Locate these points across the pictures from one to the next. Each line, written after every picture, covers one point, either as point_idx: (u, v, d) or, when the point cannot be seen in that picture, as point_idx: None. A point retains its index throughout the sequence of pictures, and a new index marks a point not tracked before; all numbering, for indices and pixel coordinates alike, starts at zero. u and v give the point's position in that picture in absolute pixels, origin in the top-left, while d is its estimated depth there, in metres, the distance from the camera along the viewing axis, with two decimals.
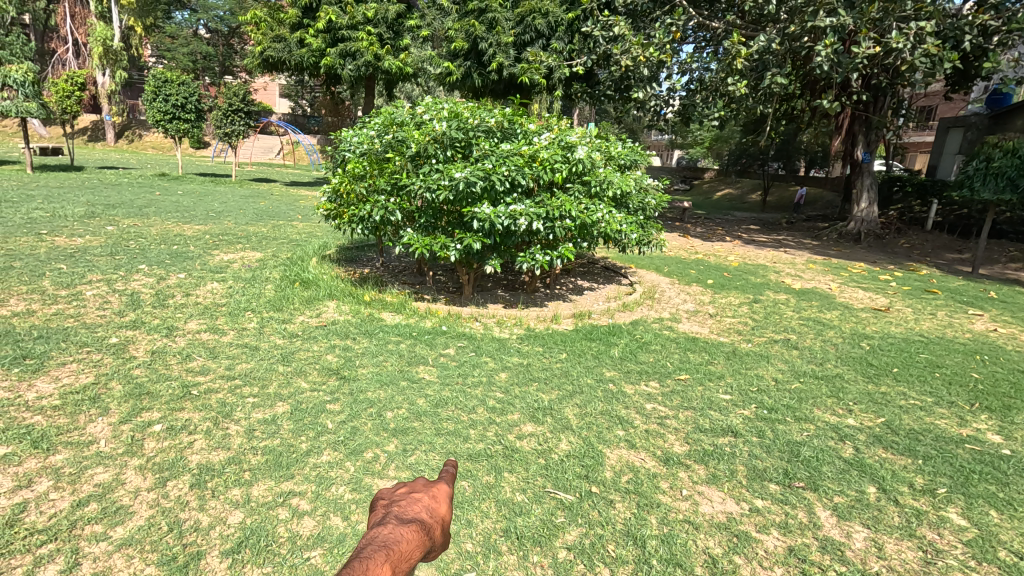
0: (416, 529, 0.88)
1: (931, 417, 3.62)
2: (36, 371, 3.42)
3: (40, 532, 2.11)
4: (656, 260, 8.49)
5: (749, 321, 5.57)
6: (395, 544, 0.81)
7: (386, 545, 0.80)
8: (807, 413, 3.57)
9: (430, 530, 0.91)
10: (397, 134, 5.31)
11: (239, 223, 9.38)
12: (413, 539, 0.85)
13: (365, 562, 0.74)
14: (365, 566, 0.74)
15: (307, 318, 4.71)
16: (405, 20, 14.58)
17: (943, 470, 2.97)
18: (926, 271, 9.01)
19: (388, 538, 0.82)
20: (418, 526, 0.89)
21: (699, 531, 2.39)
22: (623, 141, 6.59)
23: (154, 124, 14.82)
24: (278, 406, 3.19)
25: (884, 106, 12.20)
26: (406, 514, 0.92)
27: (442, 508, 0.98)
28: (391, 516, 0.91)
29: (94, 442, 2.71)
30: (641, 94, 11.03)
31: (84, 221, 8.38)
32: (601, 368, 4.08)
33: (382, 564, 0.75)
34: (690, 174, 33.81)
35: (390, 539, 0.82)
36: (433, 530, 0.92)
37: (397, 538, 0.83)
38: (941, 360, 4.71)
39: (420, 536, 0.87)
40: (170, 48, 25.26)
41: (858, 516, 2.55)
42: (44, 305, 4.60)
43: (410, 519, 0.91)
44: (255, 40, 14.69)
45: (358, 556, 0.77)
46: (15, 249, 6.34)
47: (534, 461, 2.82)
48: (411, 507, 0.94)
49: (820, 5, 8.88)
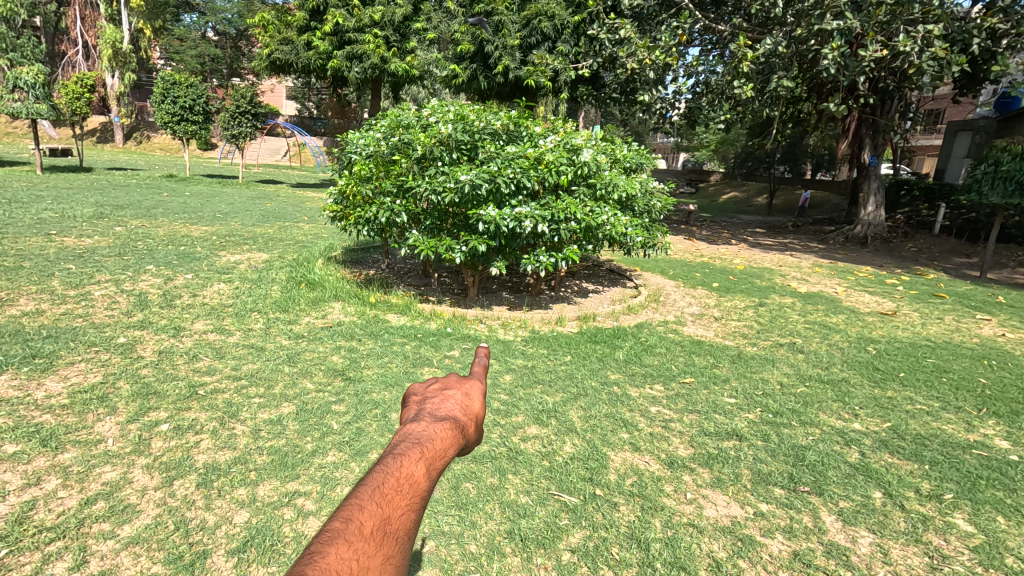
0: (451, 426, 0.86)
1: (938, 423, 3.60)
2: (45, 370, 3.45)
3: (48, 529, 2.13)
4: (661, 263, 8.48)
5: (755, 325, 5.55)
6: (435, 437, 0.82)
7: (424, 438, 0.81)
8: (812, 418, 3.56)
9: (463, 427, 0.90)
10: (403, 137, 5.33)
11: (246, 223, 9.45)
12: (449, 437, 0.84)
13: (399, 458, 0.75)
14: (396, 462, 0.75)
15: (312, 320, 4.73)
16: (411, 23, 14.64)
17: (950, 476, 2.95)
18: (934, 275, 8.95)
19: (428, 431, 0.83)
20: (454, 421, 0.89)
21: (703, 535, 2.39)
22: (629, 144, 6.59)
23: (163, 126, 14.94)
24: (284, 407, 3.21)
25: (891, 110, 12.14)
26: (443, 405, 0.93)
27: (474, 404, 0.97)
28: (429, 409, 0.91)
29: (102, 441, 2.73)
30: (647, 96, 11.02)
31: (92, 221, 8.45)
32: (606, 371, 4.08)
33: (416, 462, 0.75)
34: (696, 176, 33.75)
35: (429, 433, 0.83)
36: (468, 425, 0.92)
37: (432, 435, 0.82)
38: (948, 365, 4.68)
39: (455, 434, 0.86)
40: (179, 50, 25.44)
41: (864, 521, 2.54)
42: (53, 305, 4.64)
43: (447, 412, 0.91)
44: (263, 42, 14.79)
45: (394, 448, 0.78)
46: (25, 249, 6.41)
47: (538, 463, 2.83)
48: (446, 400, 0.95)
49: (828, 8, 8.84)
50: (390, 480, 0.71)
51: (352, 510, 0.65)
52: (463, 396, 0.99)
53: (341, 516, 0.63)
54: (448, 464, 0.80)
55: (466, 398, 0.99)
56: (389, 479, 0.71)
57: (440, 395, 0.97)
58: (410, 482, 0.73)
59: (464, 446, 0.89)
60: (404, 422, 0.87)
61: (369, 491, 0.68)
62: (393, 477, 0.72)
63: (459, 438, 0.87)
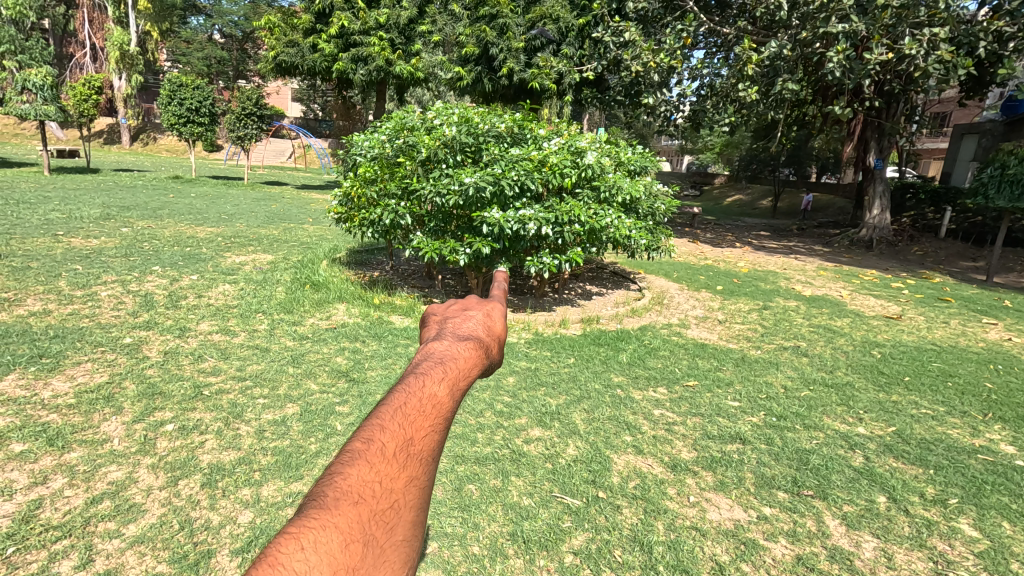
0: (476, 345, 0.83)
1: (943, 427, 3.59)
2: (52, 369, 3.48)
3: (55, 528, 2.14)
4: (665, 266, 8.48)
5: (759, 328, 5.54)
6: (459, 355, 0.79)
7: (448, 356, 0.78)
8: (816, 421, 3.55)
9: (488, 344, 0.86)
10: (407, 139, 5.35)
11: (251, 225, 9.50)
12: (474, 355, 0.80)
13: (420, 375, 0.72)
14: (418, 380, 0.71)
15: (317, 321, 4.75)
16: (416, 25, 14.71)
17: (955, 480, 2.93)
18: (939, 279, 8.91)
19: (451, 348, 0.80)
20: (478, 340, 0.85)
21: (706, 539, 2.38)
22: (633, 147, 6.59)
23: (169, 128, 15.03)
24: (288, 407, 3.23)
25: (896, 112, 12.10)
26: (464, 326, 0.90)
27: (497, 324, 0.94)
28: (449, 329, 0.88)
29: (108, 440, 2.75)
30: (651, 99, 11.02)
31: (99, 222, 8.51)
32: (609, 373, 4.08)
33: (439, 381, 0.71)
34: (700, 179, 33.72)
35: (453, 351, 0.79)
36: (492, 344, 0.89)
37: (457, 352, 0.79)
38: (954, 369, 4.66)
39: (480, 352, 0.82)
40: (186, 53, 25.61)
41: (868, 526, 2.53)
42: (61, 305, 4.68)
43: (468, 331, 0.88)
44: (269, 45, 14.88)
45: (416, 366, 0.75)
46: (33, 249, 6.47)
47: (541, 465, 2.83)
48: (466, 321, 0.92)
49: (833, 11, 8.83)
50: (412, 398, 0.68)
51: (371, 432, 0.61)
52: (483, 317, 0.96)
53: (360, 436, 0.62)
54: (474, 378, 0.76)
55: (487, 320, 0.96)
56: (411, 397, 0.68)
57: (460, 317, 0.94)
58: (435, 399, 0.69)
59: (490, 363, 0.86)
60: (425, 341, 0.84)
61: (390, 411, 0.65)
62: (417, 393, 0.69)
63: (484, 357, 0.83)
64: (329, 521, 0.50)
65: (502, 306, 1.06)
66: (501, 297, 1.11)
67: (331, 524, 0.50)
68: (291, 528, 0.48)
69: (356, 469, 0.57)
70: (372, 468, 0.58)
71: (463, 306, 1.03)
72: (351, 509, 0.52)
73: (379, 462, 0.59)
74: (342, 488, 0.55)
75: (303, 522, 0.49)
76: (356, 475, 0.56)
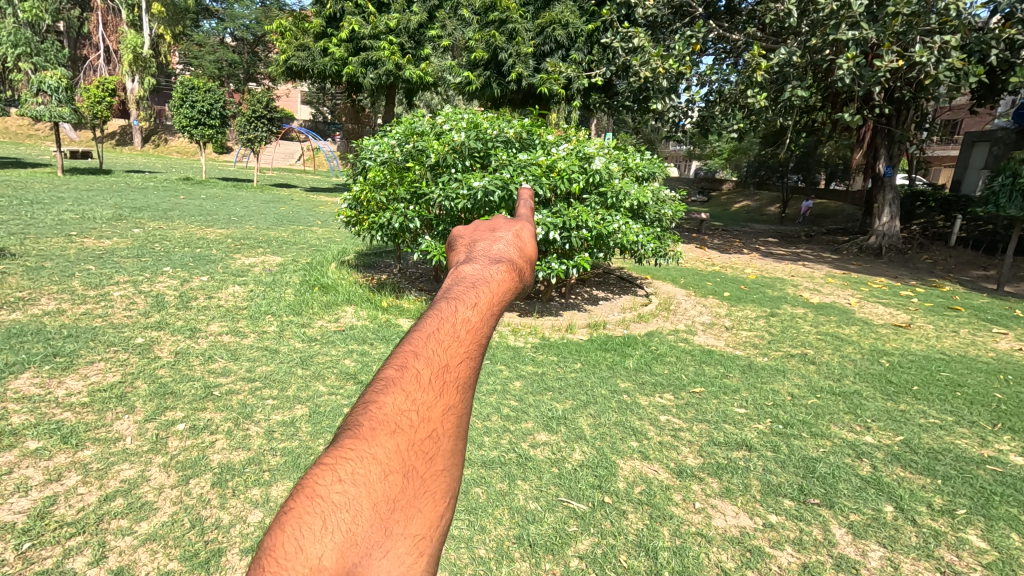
0: (508, 270, 0.89)
1: (952, 437, 3.57)
2: (65, 368, 3.53)
3: (68, 525, 2.18)
4: (672, 272, 8.46)
5: (766, 335, 5.53)
6: (488, 283, 0.84)
7: (477, 285, 0.84)
8: (823, 429, 3.54)
9: (519, 268, 0.93)
10: (417, 143, 5.40)
11: (260, 227, 9.57)
12: (507, 278, 0.87)
13: (450, 307, 0.79)
14: (451, 309, 0.79)
15: (325, 323, 4.80)
16: (426, 30, 14.83)
17: (962, 491, 2.92)
18: (949, 288, 8.85)
19: (480, 279, 0.86)
20: (507, 265, 0.91)
21: (712, 545, 2.39)
22: (641, 153, 6.56)
23: (180, 130, 15.16)
24: (297, 409, 3.26)
25: (906, 120, 12.01)
26: (493, 254, 0.95)
27: (526, 248, 1.01)
28: (480, 257, 0.94)
29: (120, 439, 2.80)
30: (659, 105, 10.99)
31: (111, 223, 8.60)
32: (616, 379, 4.09)
33: (469, 310, 0.78)
34: (708, 185, 33.63)
35: (482, 280, 0.85)
36: (522, 266, 0.94)
37: (488, 278, 0.86)
38: (962, 379, 4.64)
39: (511, 275, 0.89)
40: (198, 56, 25.86)
41: (874, 535, 2.53)
42: (74, 304, 4.75)
43: (498, 258, 0.94)
44: (280, 48, 15.01)
45: (448, 296, 0.82)
46: (47, 249, 6.57)
47: (547, 470, 2.85)
48: (493, 249, 0.97)
49: (843, 18, 8.80)
50: (444, 328, 0.76)
51: (407, 362, 0.71)
52: (512, 242, 1.01)
53: (395, 367, 0.71)
54: (505, 301, 0.82)
55: (516, 243, 1.01)
56: (442, 329, 0.76)
57: (490, 245, 1.00)
58: (465, 328, 0.76)
59: (522, 285, 0.91)
60: (457, 271, 0.90)
61: (425, 340, 0.74)
62: (446, 325, 0.76)
63: (515, 280, 0.89)
64: (368, 452, 0.60)
65: (531, 226, 1.11)
66: (528, 217, 1.16)
67: (369, 455, 0.60)
68: (329, 459, 0.59)
69: (390, 400, 0.66)
70: (407, 398, 0.66)
71: (494, 231, 1.09)
72: (389, 440, 0.62)
73: (412, 392, 0.67)
74: (378, 419, 0.64)
75: (340, 453, 0.60)
76: (390, 406, 0.65)
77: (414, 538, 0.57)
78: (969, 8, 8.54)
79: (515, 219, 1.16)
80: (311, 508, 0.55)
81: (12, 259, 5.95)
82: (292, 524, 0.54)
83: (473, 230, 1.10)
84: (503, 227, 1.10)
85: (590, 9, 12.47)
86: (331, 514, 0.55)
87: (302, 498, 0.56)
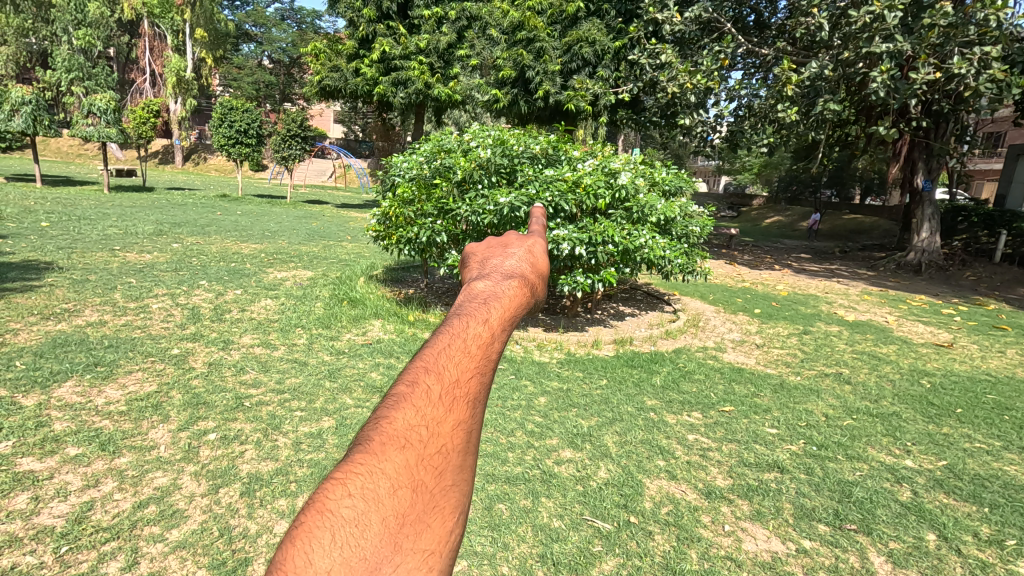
0: (519, 285, 0.90)
1: (1000, 462, 3.39)
2: (106, 377, 3.67)
3: (104, 530, 2.24)
4: (701, 288, 8.36)
5: (799, 353, 5.39)
6: (500, 298, 0.85)
7: (489, 300, 0.84)
8: (860, 452, 3.41)
9: (531, 284, 0.94)
10: (444, 161, 5.51)
11: (293, 242, 9.83)
12: (518, 293, 0.88)
13: (463, 323, 0.80)
14: (462, 324, 0.79)
15: (353, 336, 4.86)
16: (455, 50, 15.14)
17: (1013, 521, 2.76)
18: (994, 306, 8.48)
19: (492, 294, 0.87)
20: (520, 280, 0.92)
21: (742, 570, 2.31)
22: (668, 166, 6.46)
23: (219, 149, 15.74)
24: (324, 421, 3.30)
25: (946, 133, 11.63)
26: (505, 270, 0.96)
27: (536, 265, 1.02)
28: (493, 273, 0.95)
29: (155, 447, 2.88)
30: (687, 120, 10.86)
31: (153, 238, 8.96)
32: (642, 397, 4.01)
33: (480, 327, 0.78)
34: (739, 201, 33.25)
35: (494, 295, 0.86)
36: (534, 280, 0.96)
37: (500, 289, 0.87)
38: (1011, 402, 4.41)
39: (523, 288, 0.90)
40: (237, 77, 26.86)
41: (916, 564, 2.40)
42: (115, 316, 4.93)
43: (510, 273, 0.94)
44: (314, 70, 15.49)
45: (460, 313, 0.83)
46: (93, 263, 6.86)
47: (572, 488, 2.81)
48: (506, 265, 0.98)
49: (876, 31, 8.57)
50: (455, 343, 0.76)
51: (419, 378, 0.71)
52: (525, 258, 1.02)
53: (407, 385, 0.71)
54: (518, 316, 0.83)
55: (529, 258, 1.03)
56: (453, 345, 0.76)
57: (503, 261, 1.00)
58: (477, 343, 0.76)
59: (534, 300, 0.92)
60: (469, 287, 0.91)
61: (435, 353, 0.75)
62: (457, 341, 0.76)
63: (528, 296, 0.89)
64: (377, 467, 0.61)
65: (543, 241, 1.12)
66: (540, 233, 1.17)
67: (378, 469, 0.60)
68: (341, 473, 0.60)
69: (401, 415, 0.66)
70: (417, 412, 0.67)
71: (505, 248, 1.10)
72: (399, 455, 0.62)
73: (422, 407, 0.67)
74: (389, 435, 0.64)
75: (350, 469, 0.60)
76: (401, 421, 0.66)
77: (423, 554, 0.57)
78: (1011, 18, 8.28)
79: (527, 234, 1.17)
80: (320, 522, 0.56)
81: (60, 272, 6.23)
82: (302, 539, 0.55)
83: (486, 247, 1.11)
84: (516, 244, 1.11)
85: (618, 26, 12.53)
86: (339, 528, 0.56)
87: (312, 514, 0.56)
